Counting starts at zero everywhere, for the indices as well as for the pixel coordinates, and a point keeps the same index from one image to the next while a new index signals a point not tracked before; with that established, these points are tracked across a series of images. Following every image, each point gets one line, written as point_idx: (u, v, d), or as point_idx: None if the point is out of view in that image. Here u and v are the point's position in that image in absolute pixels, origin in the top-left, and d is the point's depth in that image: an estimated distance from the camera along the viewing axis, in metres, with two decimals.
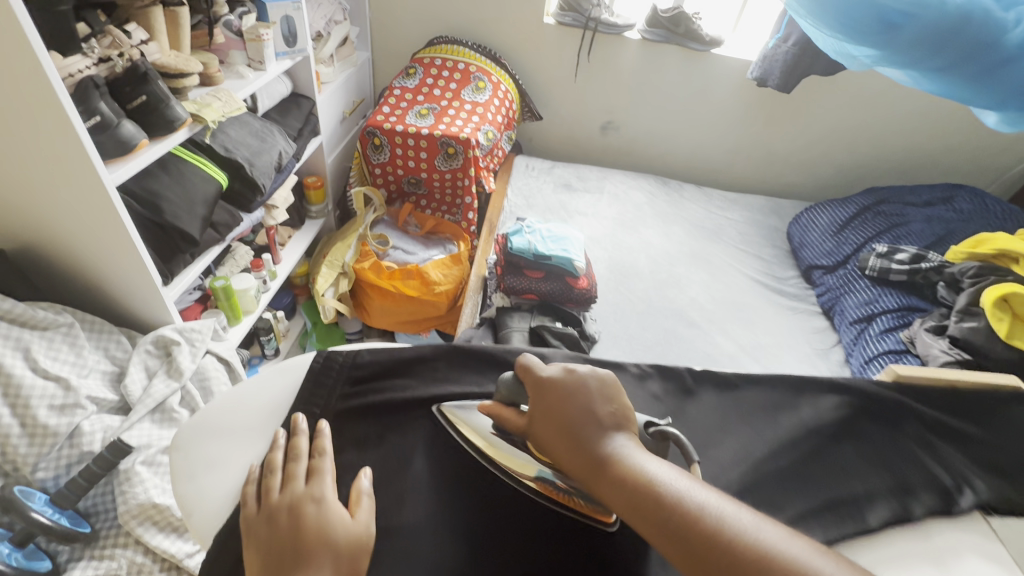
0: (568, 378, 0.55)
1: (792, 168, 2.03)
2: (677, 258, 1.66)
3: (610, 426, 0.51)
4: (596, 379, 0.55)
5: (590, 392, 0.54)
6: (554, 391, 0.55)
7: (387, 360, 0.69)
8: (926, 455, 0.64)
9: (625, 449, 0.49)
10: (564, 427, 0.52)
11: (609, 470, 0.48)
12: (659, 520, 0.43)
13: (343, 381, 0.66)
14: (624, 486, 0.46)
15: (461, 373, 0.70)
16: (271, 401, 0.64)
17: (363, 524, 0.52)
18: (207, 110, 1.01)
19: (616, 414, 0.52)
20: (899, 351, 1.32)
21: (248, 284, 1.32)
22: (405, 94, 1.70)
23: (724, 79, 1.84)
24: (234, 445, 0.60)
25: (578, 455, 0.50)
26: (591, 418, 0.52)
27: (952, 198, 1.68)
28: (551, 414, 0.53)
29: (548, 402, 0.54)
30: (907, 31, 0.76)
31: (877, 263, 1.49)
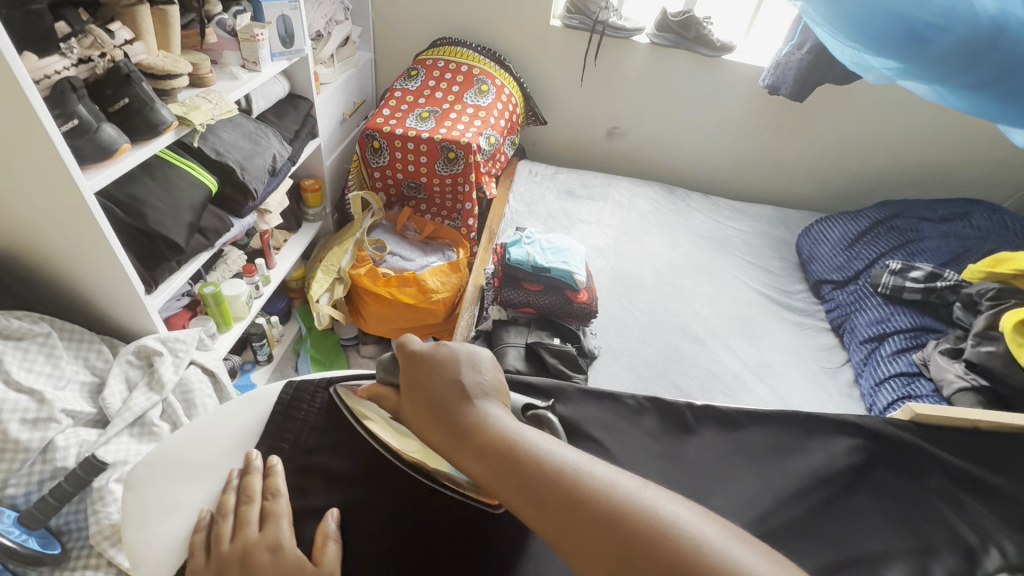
0: (439, 352, 0.55)
1: (803, 177, 1.98)
2: (682, 269, 1.61)
3: (480, 395, 0.51)
4: (468, 352, 0.55)
5: (458, 363, 0.53)
6: (423, 367, 0.54)
7: (363, 391, 0.68)
8: (953, 513, 0.63)
9: (492, 413, 0.50)
10: (434, 399, 0.52)
11: (472, 438, 0.48)
12: (522, 486, 0.43)
13: (314, 415, 0.66)
14: (483, 450, 0.46)
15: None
16: (220, 440, 0.64)
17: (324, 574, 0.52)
18: (195, 113, 0.97)
19: (486, 386, 0.52)
20: (912, 373, 1.27)
21: (240, 290, 1.29)
22: (406, 96, 1.66)
23: (734, 86, 1.79)
24: (190, 488, 0.60)
25: (444, 427, 0.50)
26: (457, 389, 0.51)
27: (970, 214, 1.62)
28: (424, 388, 0.53)
29: (418, 377, 0.54)
30: (935, 45, 0.71)
31: (891, 280, 1.44)
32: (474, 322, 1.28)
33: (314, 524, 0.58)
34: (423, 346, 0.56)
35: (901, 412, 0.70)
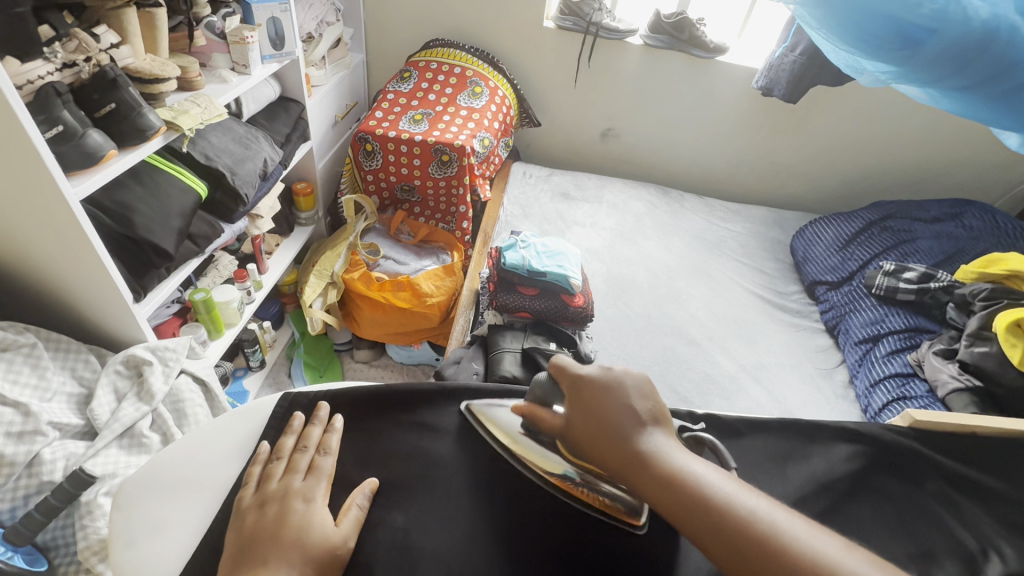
0: (606, 378, 0.57)
1: (796, 177, 1.98)
2: (677, 271, 1.61)
3: (649, 423, 0.53)
4: (633, 378, 0.57)
5: (628, 390, 0.55)
6: (591, 390, 0.56)
7: (360, 402, 0.70)
8: (949, 515, 0.62)
9: (664, 446, 0.51)
10: (600, 421, 0.54)
11: (654, 473, 0.49)
12: (683, 511, 0.46)
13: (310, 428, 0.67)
14: (665, 485, 0.48)
15: (436, 417, 0.70)
16: (205, 453, 0.63)
17: (342, 535, 0.55)
18: (184, 117, 0.96)
19: (653, 414, 0.54)
20: (906, 374, 1.28)
21: (232, 296, 1.27)
22: (398, 98, 1.65)
23: (728, 88, 1.79)
24: (179, 504, 0.59)
25: (619, 456, 0.52)
26: (630, 415, 0.53)
27: (962, 214, 1.63)
28: (588, 408, 0.56)
29: (584, 398, 0.56)
30: (928, 49, 0.72)
31: (885, 281, 1.44)
32: (469, 327, 1.26)
33: None
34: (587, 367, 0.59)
35: (900, 418, 0.71)
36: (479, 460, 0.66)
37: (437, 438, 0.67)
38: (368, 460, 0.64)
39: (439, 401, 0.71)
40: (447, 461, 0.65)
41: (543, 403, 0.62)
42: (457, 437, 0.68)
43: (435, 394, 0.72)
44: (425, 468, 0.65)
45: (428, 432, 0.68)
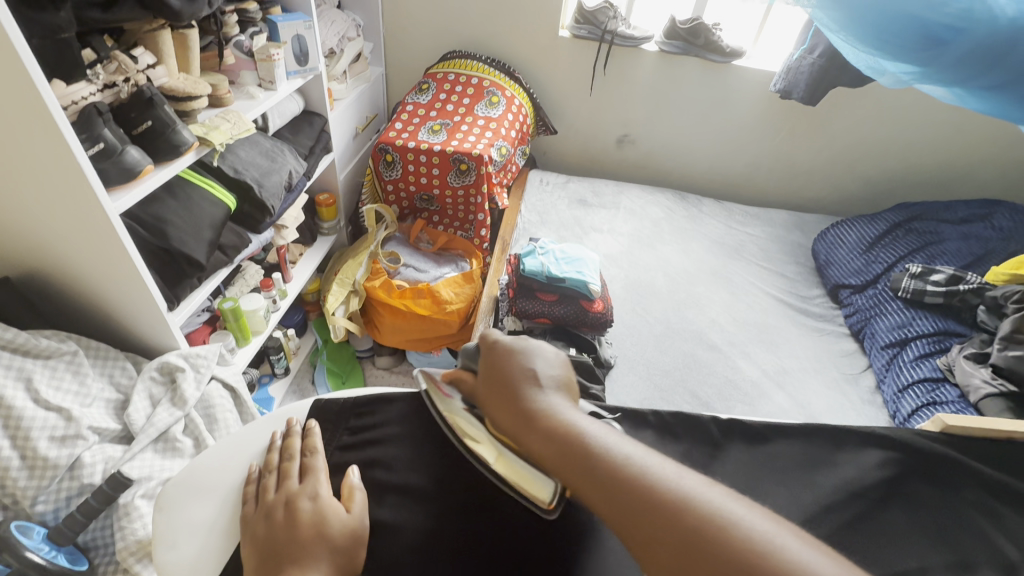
0: (519, 344, 0.60)
1: (817, 181, 1.96)
2: (697, 276, 1.60)
3: (549, 386, 0.57)
4: (544, 351, 0.60)
5: (536, 358, 0.59)
6: (500, 355, 0.60)
7: (388, 410, 0.71)
8: (989, 526, 0.61)
9: (557, 406, 0.54)
10: (511, 385, 0.57)
11: (541, 426, 0.53)
12: (565, 458, 0.50)
13: (342, 430, 0.69)
14: (549, 435, 0.52)
15: None
16: (237, 456, 0.65)
17: (356, 518, 0.58)
18: (215, 133, 1.00)
19: (555, 381, 0.58)
20: (937, 379, 1.25)
21: (258, 304, 1.31)
22: (417, 109, 1.68)
23: (745, 92, 1.78)
24: (219, 508, 0.61)
25: (516, 412, 0.55)
26: (533, 378, 0.57)
27: (992, 214, 1.58)
28: (501, 373, 0.59)
29: (496, 365, 0.60)
30: (955, 49, 0.73)
31: (911, 284, 1.41)
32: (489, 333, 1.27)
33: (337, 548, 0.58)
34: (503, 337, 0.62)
35: (930, 423, 0.68)
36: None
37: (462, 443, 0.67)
38: (395, 464, 0.66)
39: None
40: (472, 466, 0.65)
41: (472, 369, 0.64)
42: None
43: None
44: (450, 470, 0.65)
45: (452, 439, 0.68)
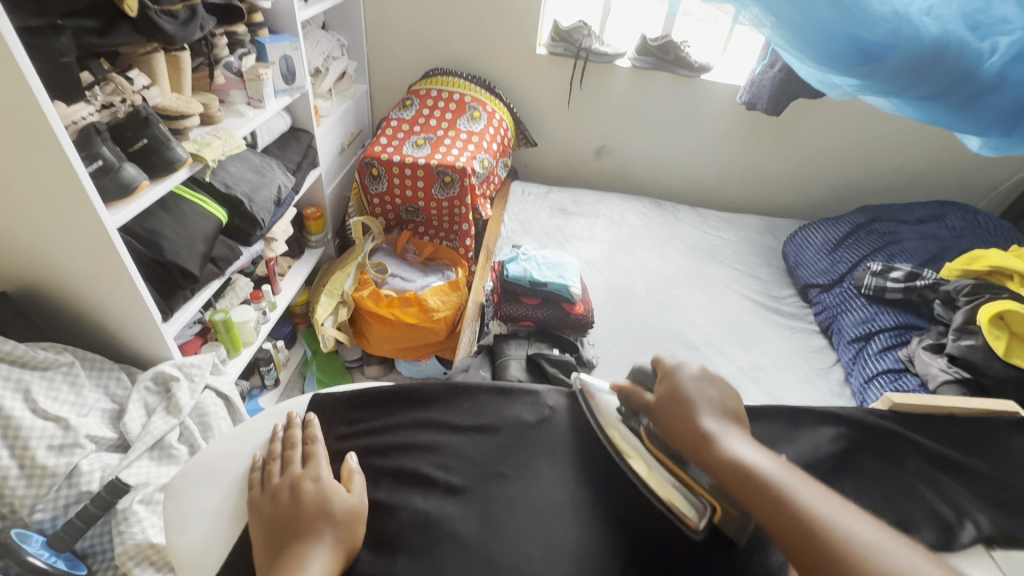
0: (693, 375, 0.65)
1: (785, 187, 2.06)
2: (674, 279, 1.67)
3: (723, 416, 0.61)
4: (716, 381, 0.65)
5: (708, 387, 0.63)
6: (675, 379, 0.65)
7: (383, 404, 0.75)
8: (928, 490, 0.67)
9: (730, 438, 0.58)
10: (678, 406, 0.62)
11: (719, 457, 0.56)
12: (751, 484, 0.53)
13: (337, 423, 0.74)
14: (727, 465, 0.55)
15: (446, 413, 0.74)
16: (242, 447, 0.69)
17: (357, 498, 0.62)
18: (207, 149, 1.04)
19: (724, 410, 0.62)
20: (898, 369, 1.33)
21: (248, 316, 1.34)
22: (401, 125, 1.74)
23: (714, 104, 1.88)
24: (226, 495, 0.65)
25: (690, 433, 0.59)
26: (707, 404, 0.61)
27: (944, 215, 1.69)
28: (675, 395, 0.63)
29: (674, 385, 0.64)
30: (889, 62, 0.81)
31: (873, 281, 1.49)
32: (475, 338, 1.32)
33: None
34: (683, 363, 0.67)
35: (879, 403, 0.75)
36: (491, 450, 0.70)
37: (451, 433, 0.72)
38: (390, 452, 0.70)
39: (453, 398, 0.76)
40: (462, 454, 0.69)
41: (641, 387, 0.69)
42: (471, 430, 0.72)
43: (452, 390, 0.77)
44: (441, 457, 0.69)
45: (443, 429, 0.72)
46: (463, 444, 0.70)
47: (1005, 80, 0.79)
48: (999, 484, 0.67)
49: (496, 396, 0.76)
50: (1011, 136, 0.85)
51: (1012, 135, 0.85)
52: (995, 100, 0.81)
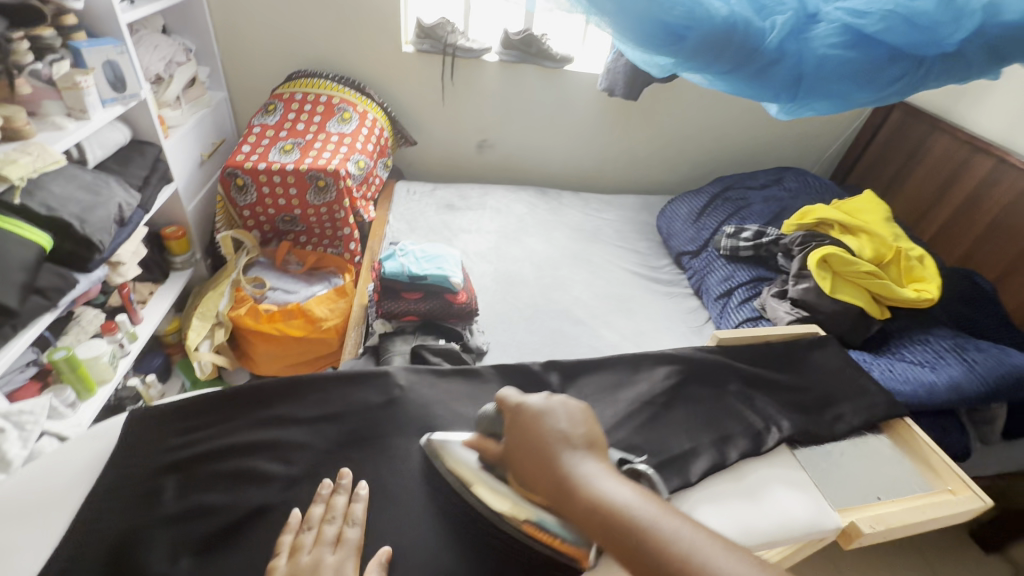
0: (545, 407, 0.70)
1: (656, 166, 2.22)
2: (560, 261, 1.75)
3: (578, 446, 0.66)
4: (568, 409, 0.70)
5: (559, 416, 0.69)
6: (529, 415, 0.70)
7: (211, 411, 0.88)
8: (744, 408, 0.90)
9: (592, 472, 0.62)
10: (532, 444, 0.68)
11: (577, 491, 0.61)
12: (605, 528, 0.57)
13: (176, 431, 0.85)
14: (582, 502, 0.60)
15: (283, 409, 0.88)
16: (47, 486, 0.77)
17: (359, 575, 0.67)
18: (12, 167, 0.94)
19: (584, 438, 0.67)
20: (755, 317, 1.50)
21: (101, 350, 1.20)
22: (265, 131, 1.65)
23: (581, 92, 1.99)
24: (31, 530, 0.73)
25: (543, 472, 0.65)
26: (560, 435, 0.66)
27: (782, 178, 1.93)
28: (526, 435, 0.69)
29: (525, 426, 0.70)
30: (689, 43, 0.92)
31: (728, 243, 1.66)
32: (360, 339, 1.29)
33: (169, 528, 0.74)
34: (526, 400, 0.73)
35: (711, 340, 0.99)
36: (337, 437, 0.85)
37: (299, 428, 0.86)
38: (224, 452, 0.82)
39: (287, 395, 0.90)
40: (305, 443, 0.84)
41: (493, 436, 0.77)
42: (309, 424, 0.86)
43: (305, 387, 0.91)
44: (286, 450, 0.83)
45: (280, 424, 0.86)
46: (298, 435, 0.85)
47: (783, 54, 0.93)
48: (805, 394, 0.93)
49: (341, 384, 0.91)
50: (794, 102, 0.99)
51: (797, 99, 0.98)
52: (777, 72, 0.95)
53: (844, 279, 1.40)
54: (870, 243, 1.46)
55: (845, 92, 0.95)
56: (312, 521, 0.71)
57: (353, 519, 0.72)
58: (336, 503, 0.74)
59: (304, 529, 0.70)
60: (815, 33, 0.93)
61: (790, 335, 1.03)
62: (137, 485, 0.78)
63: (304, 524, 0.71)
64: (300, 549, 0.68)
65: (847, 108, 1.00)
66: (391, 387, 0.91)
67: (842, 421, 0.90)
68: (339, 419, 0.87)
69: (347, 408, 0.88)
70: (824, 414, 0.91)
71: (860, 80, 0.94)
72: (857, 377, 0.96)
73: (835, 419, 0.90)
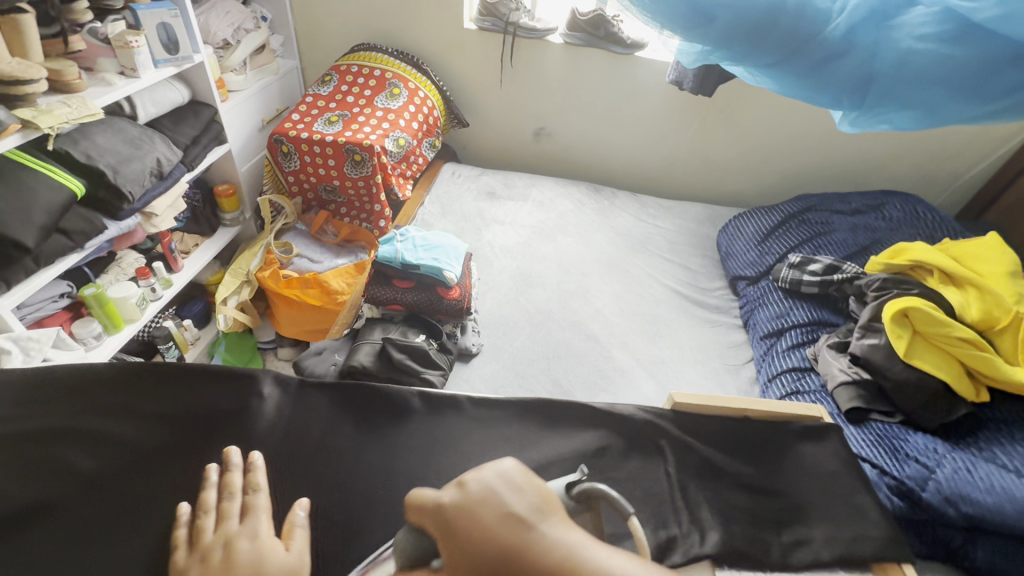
0: (468, 497, 0.44)
1: (732, 174, 1.95)
2: (592, 266, 1.59)
3: (537, 520, 0.42)
4: (498, 471, 0.45)
5: (497, 494, 0.44)
6: (455, 515, 0.44)
7: (62, 379, 0.84)
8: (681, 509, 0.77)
9: (591, 549, 0.40)
10: (486, 564, 0.41)
11: None
12: None
13: (10, 402, 0.82)
14: None
15: (129, 398, 0.83)
16: None
17: (296, 555, 0.62)
18: (44, 117, 1.01)
19: (536, 505, 0.43)
20: (804, 368, 1.25)
21: (129, 292, 1.31)
22: (317, 101, 1.68)
23: (653, 83, 1.78)
24: None
25: None
26: (514, 521, 0.42)
27: (884, 205, 1.59)
28: (467, 559, 0.42)
29: (458, 540, 0.43)
30: (721, 24, 0.74)
31: (790, 274, 1.40)
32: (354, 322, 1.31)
33: None
34: (436, 492, 0.46)
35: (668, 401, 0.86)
36: (161, 441, 0.80)
37: (126, 424, 0.81)
38: (53, 435, 0.79)
39: (142, 383, 0.85)
40: (127, 442, 0.79)
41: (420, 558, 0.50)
42: (143, 424, 0.81)
43: (156, 374, 0.86)
44: (103, 446, 0.79)
45: (121, 417, 0.81)
46: (128, 435, 0.80)
47: (852, 45, 0.72)
48: (771, 495, 0.80)
49: (204, 380, 0.86)
50: (863, 109, 0.76)
51: (865, 108, 0.76)
52: (840, 68, 0.73)
53: (925, 341, 1.11)
54: (978, 302, 1.14)
55: (935, 103, 0.71)
56: (209, 506, 0.68)
57: (255, 487, 0.70)
58: (230, 478, 0.71)
59: (203, 512, 0.67)
60: (906, 18, 0.70)
61: (778, 417, 0.85)
62: None
63: (203, 506, 0.68)
64: (203, 531, 0.65)
65: (938, 125, 0.75)
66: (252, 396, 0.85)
67: (804, 547, 0.74)
68: (181, 421, 0.82)
69: (198, 414, 0.83)
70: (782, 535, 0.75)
71: (962, 88, 0.69)
72: (849, 493, 0.80)
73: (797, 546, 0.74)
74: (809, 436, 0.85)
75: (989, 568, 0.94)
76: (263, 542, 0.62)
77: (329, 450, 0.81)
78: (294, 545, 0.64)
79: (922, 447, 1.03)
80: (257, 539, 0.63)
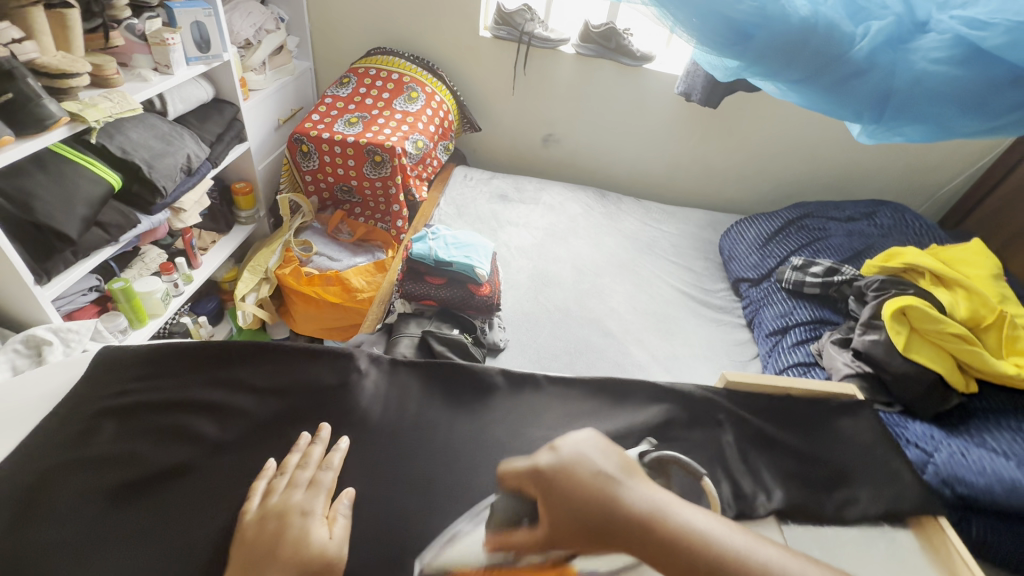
0: (567, 457, 0.58)
1: (730, 182, 2.05)
2: (604, 268, 1.66)
3: (623, 477, 0.57)
4: (587, 442, 0.60)
5: (588, 455, 0.58)
6: (557, 472, 0.58)
7: (173, 355, 0.86)
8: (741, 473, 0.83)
9: (662, 501, 0.55)
10: (577, 510, 0.54)
11: (662, 538, 0.52)
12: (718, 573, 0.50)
13: (123, 377, 0.82)
14: (680, 549, 0.51)
15: (242, 372, 0.85)
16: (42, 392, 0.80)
17: (335, 540, 0.65)
18: (90, 110, 1.01)
19: (622, 467, 0.58)
20: (808, 363, 1.34)
21: (154, 287, 1.32)
22: (336, 102, 1.71)
23: (659, 95, 1.87)
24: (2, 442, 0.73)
25: (620, 542, 0.53)
26: (604, 476, 0.56)
27: (875, 213, 1.72)
28: (560, 497, 0.56)
29: (558, 490, 0.57)
30: (758, 42, 0.82)
31: (792, 276, 1.51)
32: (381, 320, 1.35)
33: (94, 471, 0.72)
34: (534, 458, 0.61)
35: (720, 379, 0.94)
36: (281, 411, 0.81)
37: (244, 395, 0.82)
38: (171, 406, 0.80)
39: (253, 359, 0.86)
40: (243, 412, 0.80)
41: (509, 522, 0.62)
42: (259, 395, 0.83)
43: (265, 351, 0.87)
44: (225, 415, 0.80)
45: (237, 390, 0.83)
46: (250, 405, 0.81)
47: (873, 65, 0.80)
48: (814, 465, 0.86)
49: (301, 357, 0.88)
50: (881, 122, 0.85)
51: (883, 120, 0.84)
52: (863, 85, 0.82)
53: (922, 337, 1.20)
54: (966, 301, 1.25)
55: (946, 117, 0.80)
56: (287, 468, 0.73)
57: (328, 466, 0.73)
58: (313, 453, 0.75)
59: (279, 475, 0.72)
60: (921, 43, 0.79)
61: (818, 394, 0.93)
62: (74, 423, 0.76)
63: (281, 470, 0.73)
64: (272, 492, 0.69)
65: (946, 136, 0.84)
66: (343, 370, 0.87)
67: (853, 505, 0.81)
68: (292, 392, 0.83)
69: (305, 386, 0.84)
70: (832, 495, 0.82)
71: (969, 104, 0.78)
72: (886, 459, 0.87)
73: (846, 503, 0.81)
74: (847, 410, 0.92)
75: (982, 540, 1.03)
76: (314, 522, 0.65)
77: (413, 423, 0.83)
78: (337, 531, 0.66)
79: (921, 433, 1.12)
80: (310, 518, 0.65)
